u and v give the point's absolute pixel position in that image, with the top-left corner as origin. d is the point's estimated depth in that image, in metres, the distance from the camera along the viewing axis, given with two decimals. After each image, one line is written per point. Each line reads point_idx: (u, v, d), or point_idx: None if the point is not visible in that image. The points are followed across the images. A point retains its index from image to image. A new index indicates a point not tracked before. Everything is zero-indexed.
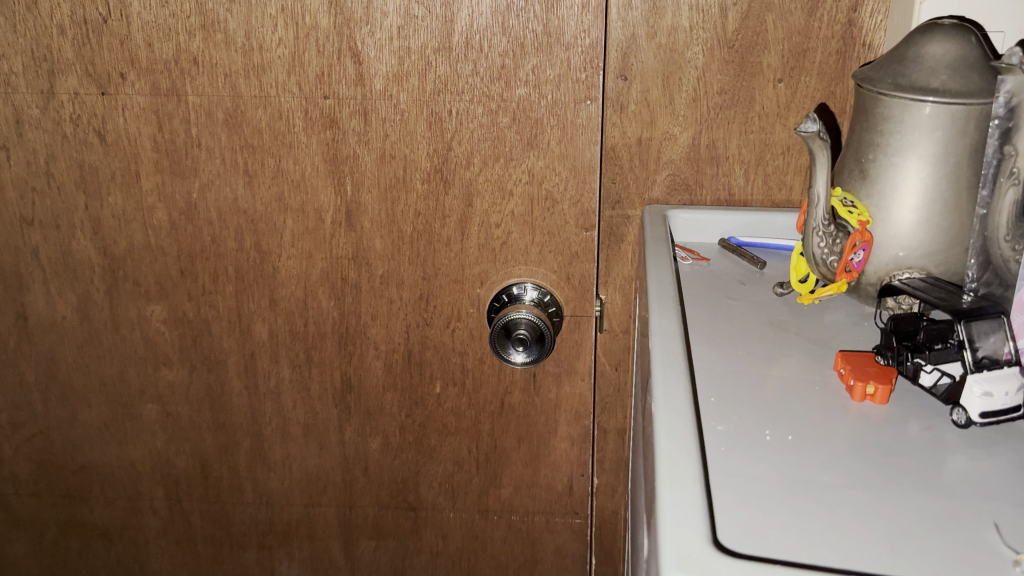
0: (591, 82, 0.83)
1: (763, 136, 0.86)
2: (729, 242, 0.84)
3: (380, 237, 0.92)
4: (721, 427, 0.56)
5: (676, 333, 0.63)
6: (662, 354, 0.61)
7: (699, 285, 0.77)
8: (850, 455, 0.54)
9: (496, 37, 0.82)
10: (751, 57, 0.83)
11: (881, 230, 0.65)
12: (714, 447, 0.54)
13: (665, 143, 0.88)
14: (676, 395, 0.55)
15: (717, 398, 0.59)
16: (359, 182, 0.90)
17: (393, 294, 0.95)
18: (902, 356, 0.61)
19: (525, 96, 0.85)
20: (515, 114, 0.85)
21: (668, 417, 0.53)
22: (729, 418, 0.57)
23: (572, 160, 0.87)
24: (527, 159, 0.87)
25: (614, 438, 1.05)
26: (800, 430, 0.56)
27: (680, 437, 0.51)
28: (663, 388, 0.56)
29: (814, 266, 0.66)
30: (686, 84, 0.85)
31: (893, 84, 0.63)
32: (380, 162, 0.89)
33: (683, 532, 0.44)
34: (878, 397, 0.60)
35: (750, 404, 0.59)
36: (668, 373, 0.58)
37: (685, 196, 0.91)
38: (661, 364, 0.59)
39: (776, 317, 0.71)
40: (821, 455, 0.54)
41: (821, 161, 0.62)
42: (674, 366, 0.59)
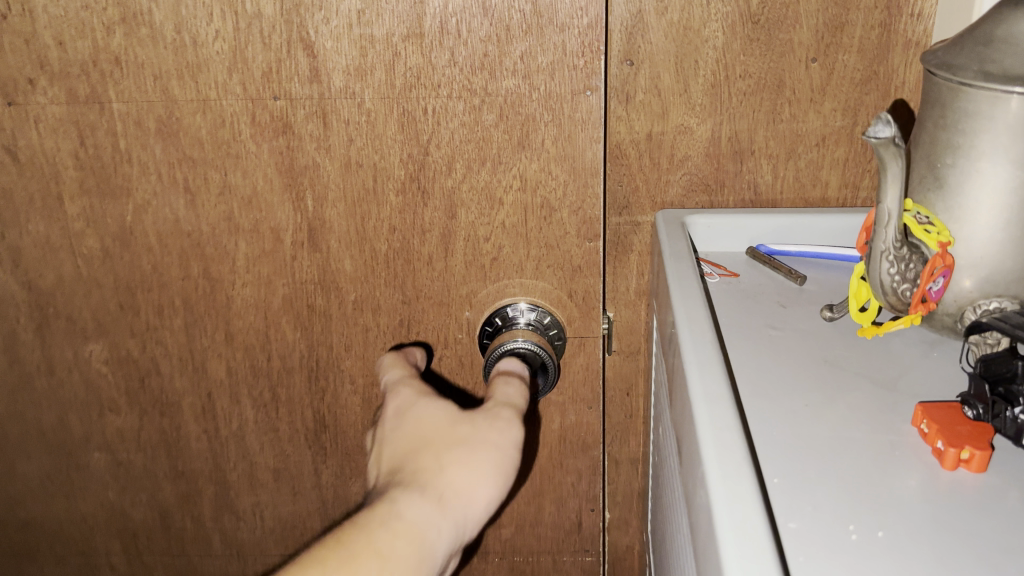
0: (592, 67, 0.70)
1: (793, 126, 0.74)
2: (758, 250, 0.73)
3: (350, 258, 0.79)
4: (794, 523, 0.45)
5: (726, 394, 0.50)
6: (712, 426, 0.48)
7: (731, 310, 0.65)
8: (959, 556, 0.42)
9: (476, 19, 0.68)
10: (780, 34, 0.70)
11: (963, 250, 0.53)
12: (791, 557, 0.42)
13: (680, 137, 0.75)
14: (741, 493, 0.43)
15: (782, 478, 0.48)
16: (322, 196, 0.76)
17: (368, 321, 0.82)
18: (997, 407, 0.49)
19: (513, 88, 0.71)
20: (503, 110, 0.72)
21: (735, 531, 0.41)
22: (801, 510, 0.45)
23: (572, 161, 0.74)
24: (519, 162, 0.74)
25: (626, 468, 0.94)
26: (891, 521, 0.45)
27: (757, 562, 0.39)
28: (722, 483, 0.44)
29: (881, 295, 0.54)
30: (703, 67, 0.72)
31: (980, 72, 0.50)
32: (345, 173, 0.75)
33: None
34: (973, 464, 0.48)
35: (822, 483, 0.47)
36: (726, 459, 0.45)
37: (704, 197, 0.78)
38: (714, 444, 0.47)
39: (829, 352, 0.59)
40: (923, 558, 0.42)
41: (894, 172, 0.49)
42: (731, 446, 0.46)
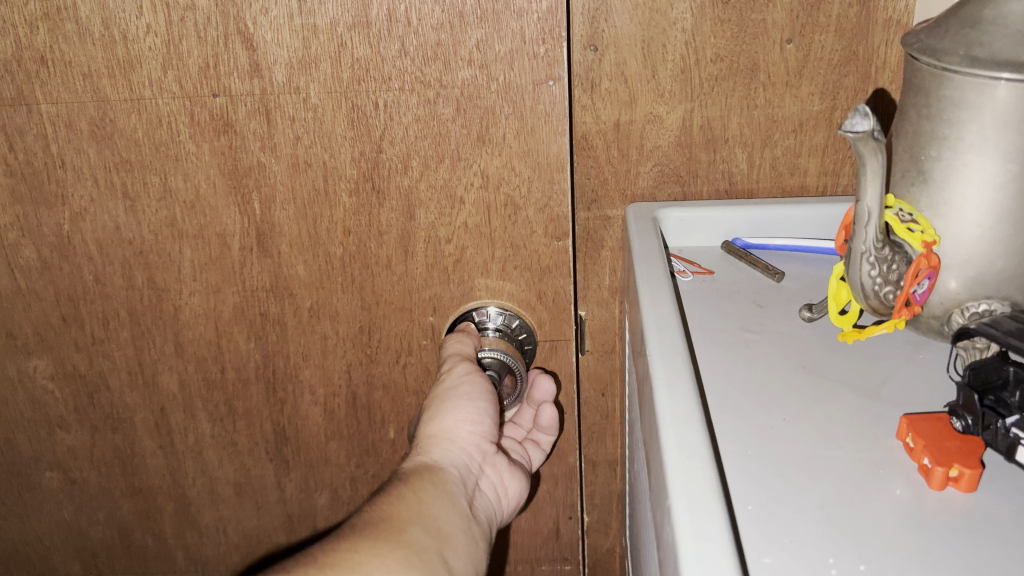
0: (554, 54, 0.65)
1: (769, 111, 0.69)
2: (733, 245, 0.69)
3: (300, 266, 0.75)
4: (767, 560, 0.40)
5: (696, 417, 0.46)
6: (681, 452, 0.44)
7: (704, 312, 0.61)
8: None
9: (427, 6, 0.63)
10: (753, 14, 0.65)
11: (950, 249, 0.49)
12: None
13: (649, 126, 0.71)
14: (709, 535, 0.39)
15: (756, 505, 0.44)
16: (270, 201, 0.72)
17: (325, 329, 0.78)
18: (987, 418, 0.45)
19: (470, 80, 0.66)
20: (460, 103, 0.67)
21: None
22: (776, 542, 0.41)
23: (535, 157, 0.69)
24: (479, 159, 0.69)
25: (604, 469, 0.91)
26: (875, 550, 0.41)
27: None
28: (689, 522, 0.40)
29: (862, 298, 0.51)
30: (672, 51, 0.67)
31: (966, 57, 0.45)
32: (292, 174, 0.70)
33: None
34: (963, 483, 0.44)
35: (802, 510, 0.43)
36: (694, 494, 0.41)
37: (677, 188, 0.74)
38: (681, 475, 0.43)
39: (807, 357, 0.56)
40: None
41: (873, 168, 0.45)
42: (700, 480, 0.42)
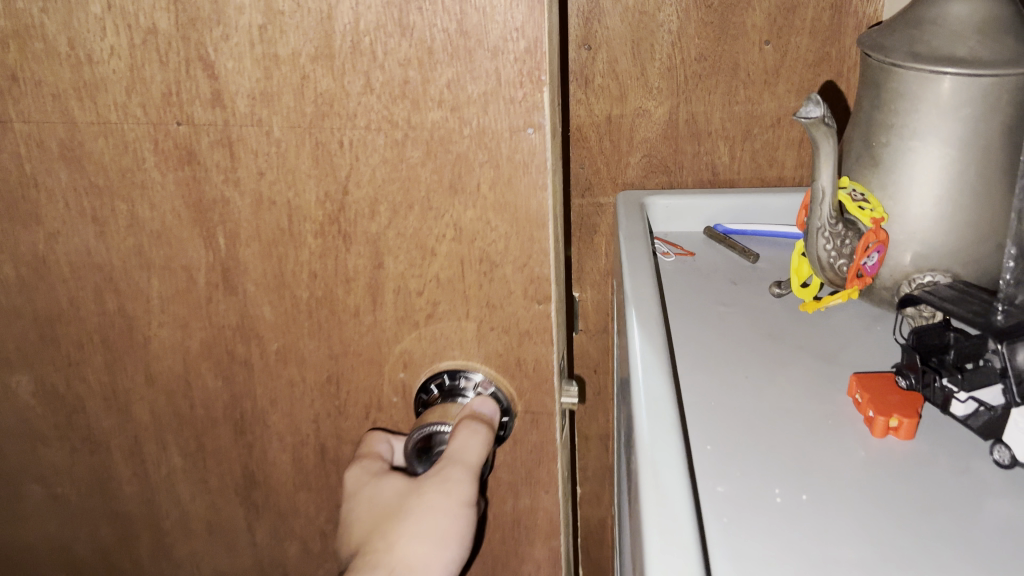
0: (534, 98, 0.48)
1: (749, 107, 0.75)
2: (715, 230, 0.74)
3: (234, 322, 0.60)
4: (720, 488, 0.46)
5: (662, 367, 0.52)
6: (647, 396, 0.50)
7: (683, 287, 0.67)
8: (880, 516, 0.44)
9: (396, 41, 0.47)
10: (733, 17, 0.71)
11: (897, 226, 0.55)
12: (715, 518, 0.44)
13: (639, 119, 0.76)
14: (667, 456, 0.45)
15: (715, 446, 0.49)
16: (229, 250, 0.57)
17: (293, 373, 0.62)
18: (927, 377, 0.50)
19: (439, 122, 0.49)
20: (426, 145, 0.50)
21: (658, 497, 0.42)
22: (729, 473, 0.47)
23: (513, 213, 0.52)
24: (450, 211, 0.53)
25: (596, 445, 0.97)
26: (817, 483, 0.46)
27: (675, 523, 0.40)
28: (651, 450, 0.45)
29: (820, 270, 0.57)
30: (659, 51, 0.73)
31: (908, 53, 0.52)
32: (260, 212, 0.55)
33: None
34: (902, 432, 0.49)
35: (756, 452, 0.48)
36: (657, 428, 0.47)
37: (665, 177, 0.79)
38: (647, 412, 0.48)
39: (775, 327, 0.61)
40: (844, 517, 0.43)
41: (826, 150, 0.51)
42: (663, 414, 0.48)
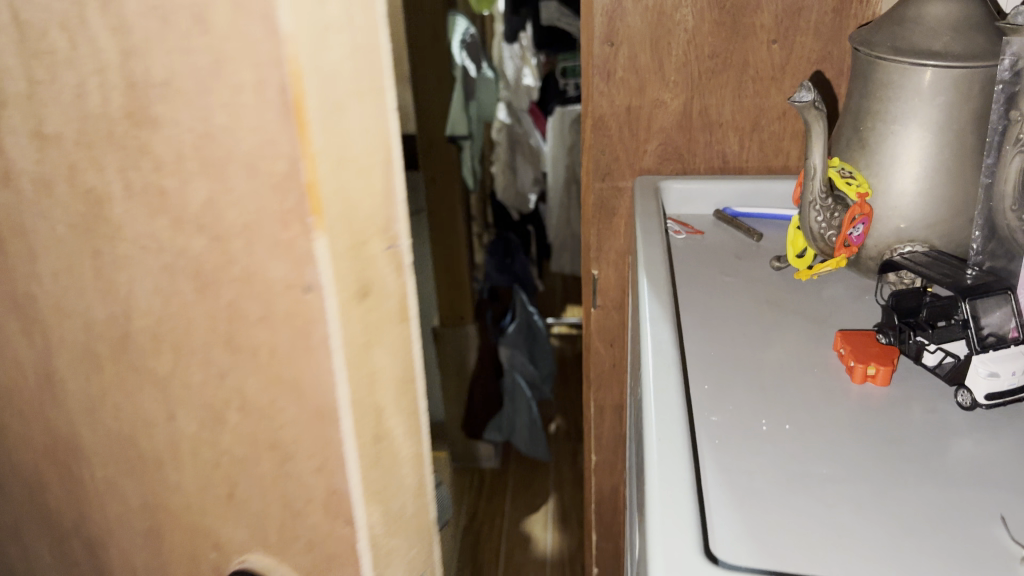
0: (291, 226, 0.36)
1: (758, 101, 0.92)
2: (724, 213, 0.82)
3: (87, 405, 0.52)
4: (714, 417, 0.53)
5: (663, 316, 0.60)
6: (652, 340, 0.57)
7: (691, 260, 0.75)
8: (848, 445, 0.51)
9: (170, 134, 0.37)
10: (743, 19, 0.88)
11: (881, 201, 0.66)
12: (707, 439, 0.51)
13: (656, 109, 0.95)
14: (663, 382, 0.52)
15: (710, 385, 0.57)
16: (128, 328, 0.46)
17: (144, 452, 0.50)
18: (905, 334, 0.59)
19: (217, 237, 0.38)
20: (213, 259, 0.39)
21: (657, 416, 0.49)
22: (724, 407, 0.54)
23: (283, 336, 0.39)
24: (240, 325, 0.40)
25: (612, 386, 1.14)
26: (798, 418, 0.54)
27: (671, 432, 0.47)
28: (654, 376, 0.53)
29: (812, 240, 0.67)
30: (675, 47, 0.91)
31: (892, 47, 0.64)
32: (107, 299, 0.45)
33: (676, 535, 0.40)
34: (879, 378, 0.57)
35: (746, 390, 0.56)
36: (659, 362, 0.55)
37: (677, 164, 0.98)
38: (651, 348, 0.56)
39: (772, 295, 0.69)
40: (821, 444, 0.51)
41: (817, 131, 0.63)
42: (662, 351, 0.56)
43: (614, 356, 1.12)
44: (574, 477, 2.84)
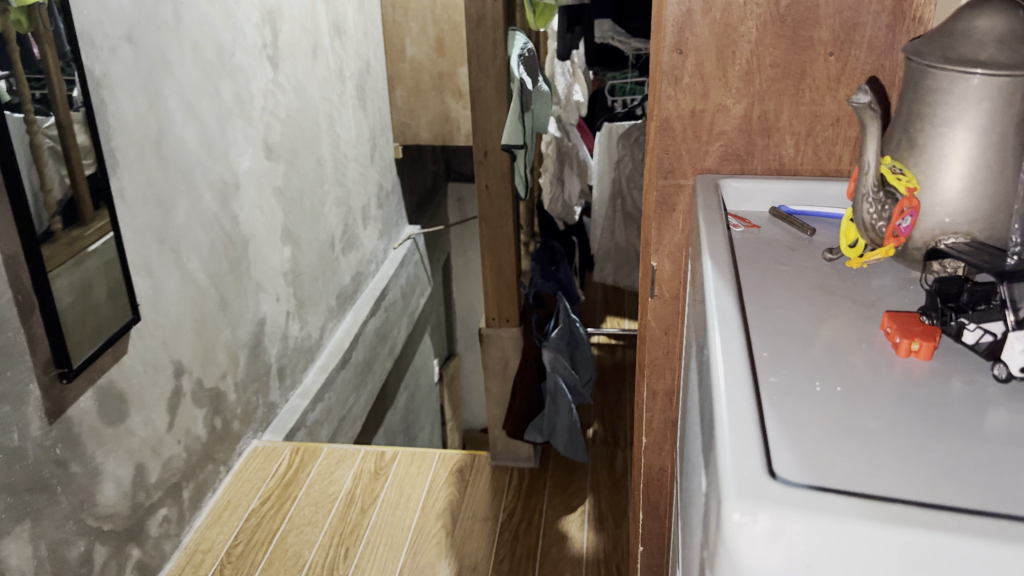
0: None
1: (813, 108, 1.00)
2: (779, 210, 0.89)
3: None
4: (773, 377, 0.60)
5: (729, 291, 0.67)
6: (718, 308, 0.64)
7: (750, 248, 0.82)
8: (895, 406, 0.57)
9: None
10: (803, 32, 0.97)
11: (927, 196, 0.73)
12: (768, 394, 0.58)
13: (718, 114, 1.02)
14: (730, 342, 0.59)
15: (770, 352, 0.63)
16: None
17: None
18: (947, 315, 0.65)
19: None
20: None
21: (725, 368, 0.55)
22: (781, 370, 0.61)
23: None
24: None
25: (660, 372, 1.21)
26: (848, 382, 0.60)
27: (737, 379, 0.54)
28: (722, 335, 0.60)
29: (864, 231, 0.75)
30: (738, 56, 0.99)
31: (941, 57, 0.71)
32: None
33: (744, 453, 0.47)
34: (921, 353, 0.63)
35: (801, 358, 0.63)
36: (725, 324, 0.61)
37: (736, 165, 1.04)
38: (717, 315, 0.63)
39: (825, 280, 0.75)
40: (868, 405, 0.58)
41: (872, 131, 0.73)
42: (728, 316, 0.63)
43: (667, 345, 1.19)
44: (610, 480, 2.90)
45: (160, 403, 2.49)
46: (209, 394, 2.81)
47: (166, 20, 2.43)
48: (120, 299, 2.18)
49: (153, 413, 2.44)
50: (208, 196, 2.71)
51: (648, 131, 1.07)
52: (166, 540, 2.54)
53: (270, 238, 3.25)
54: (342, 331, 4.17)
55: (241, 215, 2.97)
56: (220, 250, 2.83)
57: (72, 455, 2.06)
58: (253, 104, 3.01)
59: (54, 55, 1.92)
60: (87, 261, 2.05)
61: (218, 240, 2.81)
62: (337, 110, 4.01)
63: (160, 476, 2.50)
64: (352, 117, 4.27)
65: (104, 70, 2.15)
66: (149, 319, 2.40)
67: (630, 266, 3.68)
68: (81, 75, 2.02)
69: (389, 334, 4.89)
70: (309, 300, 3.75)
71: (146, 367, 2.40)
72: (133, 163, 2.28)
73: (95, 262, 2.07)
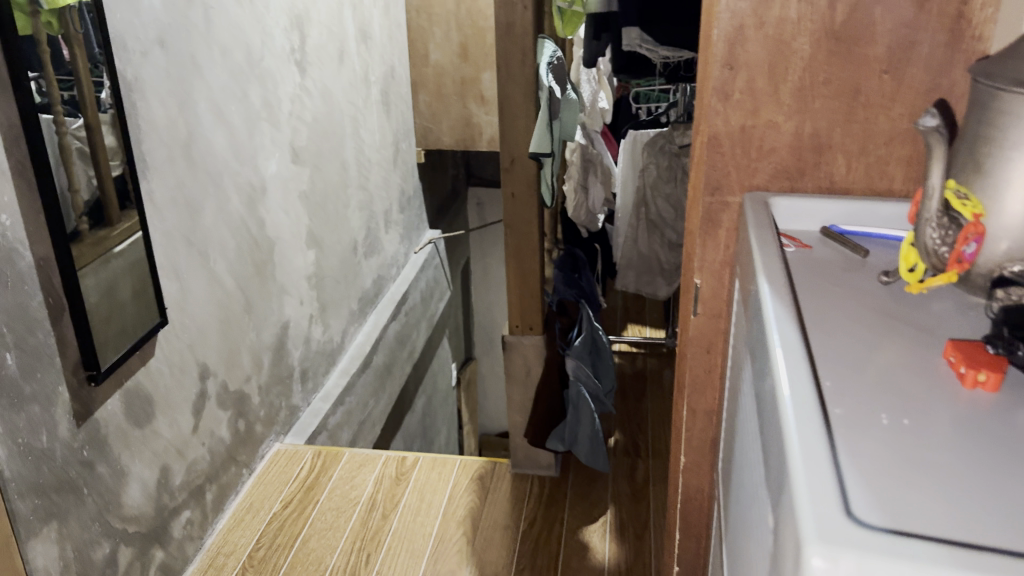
0: None
1: (866, 124, 1.05)
2: (830, 230, 0.88)
3: None
4: (838, 409, 0.58)
5: (790, 319, 0.65)
6: (781, 338, 0.63)
7: (805, 269, 0.81)
8: (967, 441, 0.56)
9: None
10: (858, 48, 1.01)
11: (993, 221, 0.72)
12: (836, 426, 0.56)
13: (770, 129, 1.08)
14: (797, 376, 0.58)
15: (833, 381, 0.62)
16: None
17: None
18: (1015, 346, 0.63)
19: None
20: None
21: (793, 406, 0.54)
22: (845, 401, 0.59)
23: None
24: None
25: None
26: (914, 413, 0.59)
27: (808, 419, 0.53)
28: (788, 369, 0.58)
29: (925, 256, 0.74)
30: (792, 72, 1.04)
31: (1011, 81, 0.69)
32: None
33: (822, 502, 0.46)
34: (989, 384, 0.61)
35: (865, 387, 0.61)
36: (789, 356, 0.60)
37: (788, 182, 1.10)
38: (781, 346, 0.62)
39: (882, 304, 0.74)
40: (938, 438, 0.56)
41: (937, 154, 0.72)
42: (791, 347, 0.62)
43: (708, 363, 1.25)
44: (631, 490, 2.87)
45: (186, 406, 2.50)
46: (233, 397, 2.82)
47: (197, 24, 2.44)
48: (145, 299, 2.17)
49: (178, 416, 2.45)
50: (235, 200, 2.72)
51: (698, 146, 1.13)
52: (189, 542, 2.55)
53: (295, 242, 3.26)
54: (363, 334, 4.18)
55: (267, 219, 2.98)
56: (247, 253, 2.84)
57: (99, 456, 2.07)
58: (280, 108, 3.02)
59: (84, 58, 1.90)
60: (113, 261, 2.03)
61: (245, 243, 2.82)
62: (362, 114, 4.03)
63: (184, 478, 2.51)
64: (377, 122, 4.28)
65: (136, 73, 2.16)
66: (175, 322, 2.41)
67: (652, 274, 3.65)
68: (113, 77, 2.02)
69: (408, 338, 4.89)
70: (332, 303, 3.76)
71: (173, 369, 2.41)
72: (162, 165, 2.29)
73: (121, 263, 2.05)
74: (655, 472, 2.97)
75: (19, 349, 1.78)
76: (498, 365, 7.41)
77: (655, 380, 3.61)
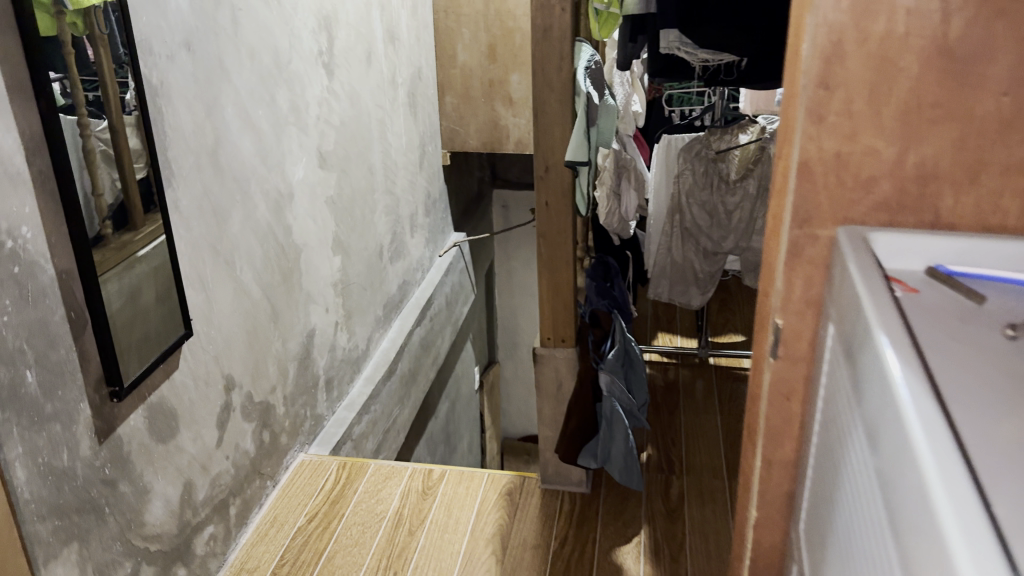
0: None
1: (976, 153, 1.02)
2: (937, 271, 0.87)
3: None
4: (1000, 506, 0.55)
5: (931, 405, 0.63)
6: (927, 434, 0.60)
7: (924, 321, 0.78)
8: None
9: None
10: (968, 71, 0.98)
11: None
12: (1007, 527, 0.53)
13: (866, 157, 1.05)
14: (958, 491, 0.55)
15: (987, 466, 0.59)
16: None
17: None
18: None
19: None
20: None
21: (966, 539, 0.52)
22: (1004, 492, 0.56)
23: None
24: None
25: None
26: None
27: (982, 549, 0.51)
28: (946, 482, 0.56)
29: None
30: (894, 93, 1.01)
31: None
32: None
33: None
34: None
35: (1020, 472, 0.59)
36: (942, 462, 0.58)
37: (886, 215, 1.07)
38: (930, 447, 0.59)
39: (1014, 366, 0.71)
40: None
41: None
42: (942, 446, 0.59)
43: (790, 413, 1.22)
44: (665, 509, 2.78)
45: (211, 419, 2.44)
46: (259, 408, 2.76)
47: (225, 27, 2.37)
48: (167, 304, 2.11)
49: (203, 429, 2.39)
50: (263, 207, 2.66)
51: (788, 173, 1.10)
52: (212, 558, 2.49)
53: (321, 248, 3.20)
54: (388, 340, 4.11)
55: (294, 225, 2.92)
56: (273, 261, 2.78)
57: (121, 474, 2.01)
58: (308, 112, 2.96)
59: (108, 58, 1.82)
60: (136, 268, 1.96)
61: (272, 251, 2.76)
62: (389, 117, 3.96)
63: (208, 493, 2.45)
64: (404, 125, 4.22)
65: (162, 78, 2.09)
66: (201, 333, 2.35)
67: (686, 283, 3.50)
68: (137, 79, 1.95)
69: (432, 343, 4.82)
70: (357, 310, 3.70)
71: (198, 382, 2.35)
72: (189, 173, 2.23)
73: (144, 267, 1.99)
74: (691, 488, 2.89)
75: (40, 366, 1.72)
76: (520, 369, 7.33)
77: (688, 392, 3.52)
